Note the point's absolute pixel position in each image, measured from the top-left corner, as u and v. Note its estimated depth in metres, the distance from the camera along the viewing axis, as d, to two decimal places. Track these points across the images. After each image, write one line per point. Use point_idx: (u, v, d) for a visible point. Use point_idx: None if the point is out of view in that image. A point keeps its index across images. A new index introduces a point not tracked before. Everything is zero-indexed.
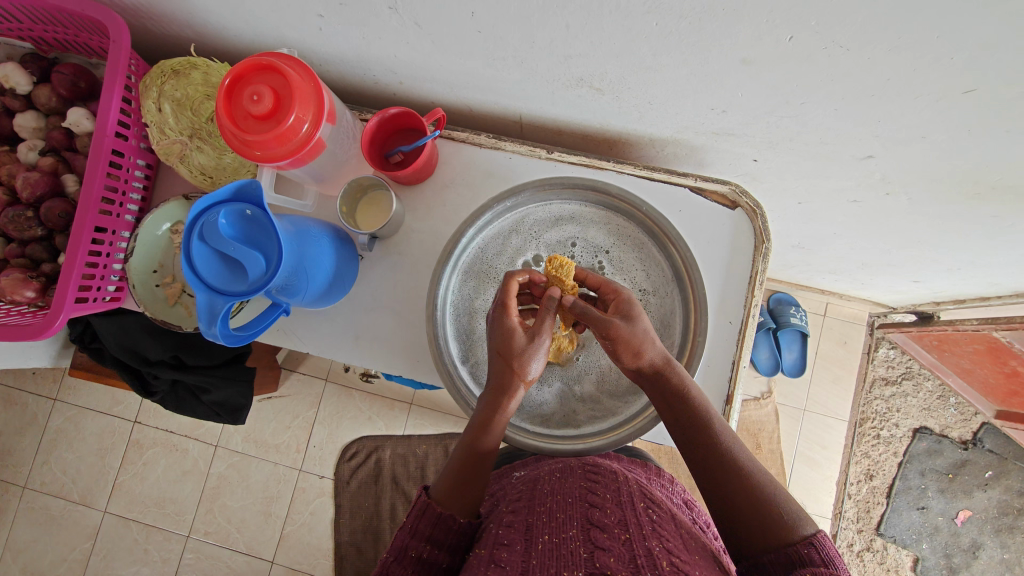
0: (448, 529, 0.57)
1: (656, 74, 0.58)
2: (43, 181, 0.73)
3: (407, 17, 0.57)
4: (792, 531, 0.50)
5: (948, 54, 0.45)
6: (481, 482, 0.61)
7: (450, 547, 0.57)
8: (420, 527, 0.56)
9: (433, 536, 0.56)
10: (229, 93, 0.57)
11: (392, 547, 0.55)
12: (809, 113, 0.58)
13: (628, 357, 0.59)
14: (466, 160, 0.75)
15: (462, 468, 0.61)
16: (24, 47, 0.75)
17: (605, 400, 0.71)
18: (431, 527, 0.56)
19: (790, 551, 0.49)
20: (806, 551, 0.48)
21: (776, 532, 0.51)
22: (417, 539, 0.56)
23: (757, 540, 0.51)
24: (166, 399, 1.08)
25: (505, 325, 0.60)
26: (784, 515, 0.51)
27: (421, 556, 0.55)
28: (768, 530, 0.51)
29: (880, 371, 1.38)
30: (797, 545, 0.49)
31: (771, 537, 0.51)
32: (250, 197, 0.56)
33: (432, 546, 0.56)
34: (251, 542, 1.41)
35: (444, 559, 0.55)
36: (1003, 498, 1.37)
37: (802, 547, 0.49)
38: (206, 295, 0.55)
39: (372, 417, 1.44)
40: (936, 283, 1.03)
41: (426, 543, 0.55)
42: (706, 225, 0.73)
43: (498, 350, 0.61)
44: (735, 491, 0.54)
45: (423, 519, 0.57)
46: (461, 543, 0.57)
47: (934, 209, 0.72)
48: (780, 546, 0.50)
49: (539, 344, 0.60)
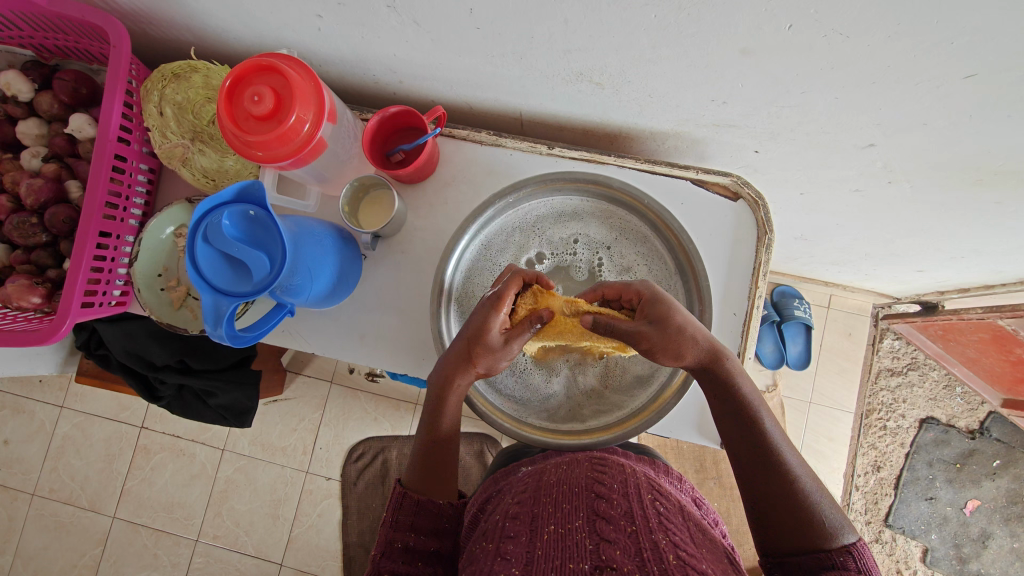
0: (428, 513, 0.58)
1: (657, 66, 0.58)
2: (46, 188, 0.74)
3: (405, 15, 0.58)
4: (829, 538, 0.50)
5: (947, 40, 0.45)
6: (446, 462, 0.63)
7: (436, 531, 0.58)
8: (400, 518, 0.57)
9: (417, 525, 0.57)
10: (229, 95, 0.57)
11: (379, 542, 0.56)
12: (810, 103, 0.58)
13: (668, 358, 0.58)
14: (467, 157, 0.75)
15: (423, 450, 0.63)
16: (24, 54, 0.75)
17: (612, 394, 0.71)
18: (413, 516, 0.57)
19: (823, 557, 0.49)
20: (841, 559, 0.48)
21: (808, 536, 0.51)
22: (400, 531, 0.56)
23: (789, 542, 0.51)
24: (172, 404, 1.08)
25: (488, 320, 0.59)
26: (820, 520, 0.51)
27: (408, 545, 0.55)
28: (800, 532, 0.51)
29: (885, 362, 1.38)
30: (833, 552, 0.49)
31: (802, 538, 0.51)
32: (253, 197, 0.56)
33: (417, 533, 0.56)
34: (260, 544, 1.41)
35: (431, 544, 0.56)
36: (1011, 487, 1.36)
37: (837, 555, 0.48)
38: (211, 297, 0.56)
39: (378, 418, 1.45)
40: (940, 272, 1.03)
41: (410, 532, 0.56)
42: (708, 217, 0.73)
43: (469, 337, 0.60)
44: (767, 483, 0.54)
45: (401, 510, 0.58)
46: (445, 526, 0.58)
47: (938, 197, 0.72)
48: (812, 551, 0.50)
49: (509, 350, 0.60)
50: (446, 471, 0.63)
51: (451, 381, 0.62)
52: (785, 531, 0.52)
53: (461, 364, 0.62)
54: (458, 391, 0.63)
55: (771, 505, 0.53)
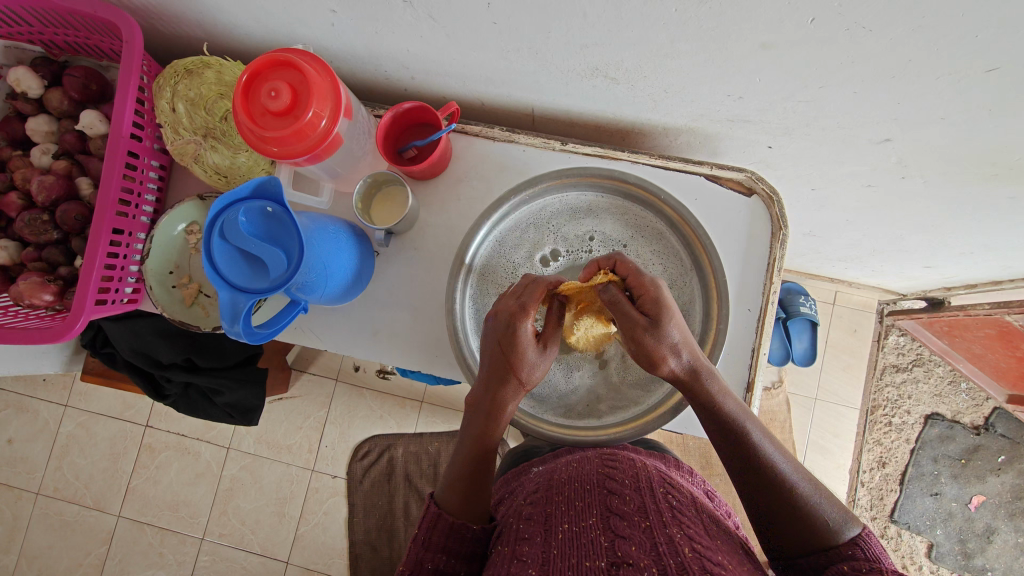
0: (461, 537, 0.57)
1: (674, 62, 0.58)
2: (58, 184, 0.74)
3: (421, 11, 0.57)
4: (834, 534, 0.50)
5: (972, 32, 0.45)
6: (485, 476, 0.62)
7: (467, 554, 0.57)
8: (433, 539, 0.56)
9: (448, 547, 0.56)
10: (246, 90, 0.57)
11: (407, 561, 0.56)
12: (828, 98, 0.58)
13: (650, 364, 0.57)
14: (480, 152, 0.75)
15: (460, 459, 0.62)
16: (34, 51, 0.74)
17: (609, 363, 0.71)
18: (444, 538, 0.56)
19: (833, 554, 0.49)
20: (850, 552, 0.49)
21: (809, 536, 0.51)
22: (431, 550, 0.56)
23: (796, 540, 0.52)
24: (179, 402, 1.08)
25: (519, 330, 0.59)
26: (820, 520, 0.51)
27: (438, 567, 0.55)
28: (806, 535, 0.51)
29: (890, 358, 1.38)
30: (843, 547, 0.49)
31: (807, 540, 0.51)
32: (270, 194, 0.56)
33: (449, 556, 0.56)
34: (266, 543, 1.41)
35: (460, 569, 0.55)
36: (1016, 482, 1.36)
37: (845, 548, 0.49)
38: (228, 294, 0.55)
39: (384, 416, 1.45)
40: (948, 268, 1.04)
41: (441, 554, 0.56)
42: (722, 214, 0.73)
43: (505, 352, 0.59)
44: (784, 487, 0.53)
45: (436, 530, 0.57)
46: (476, 550, 0.57)
47: (952, 192, 0.71)
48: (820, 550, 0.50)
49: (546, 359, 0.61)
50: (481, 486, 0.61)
51: (500, 406, 0.61)
52: (788, 536, 0.52)
53: (507, 380, 0.60)
54: (507, 416, 0.62)
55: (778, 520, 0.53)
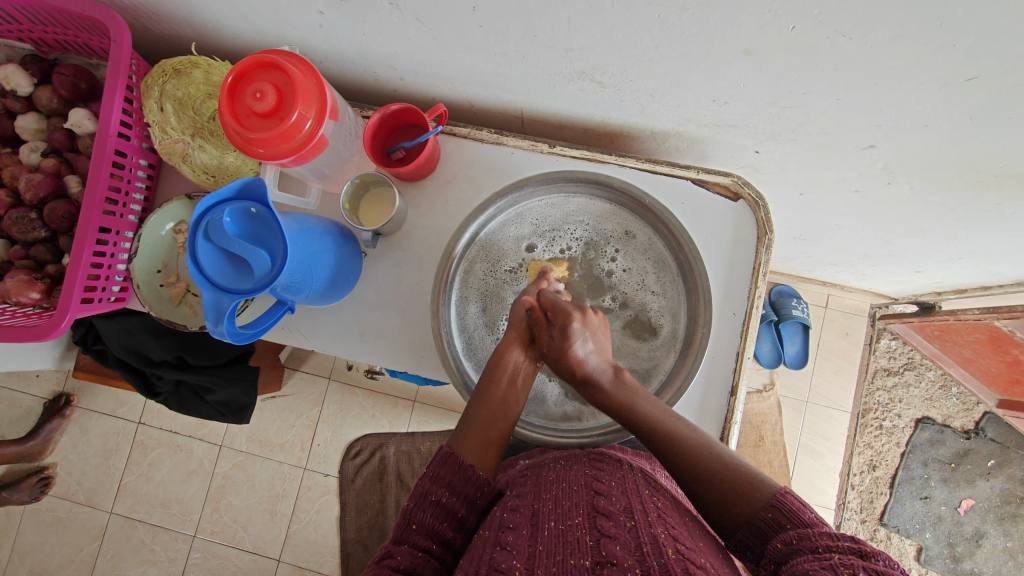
0: (466, 477, 0.56)
1: (658, 66, 0.58)
2: (46, 181, 0.74)
3: (407, 12, 0.57)
4: (758, 502, 0.51)
5: (951, 41, 0.45)
6: (494, 430, 0.62)
7: (469, 500, 0.56)
8: (441, 473, 0.56)
9: (454, 484, 0.56)
10: (232, 91, 0.57)
11: (413, 493, 0.55)
12: (813, 103, 0.58)
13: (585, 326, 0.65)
14: (468, 154, 0.75)
15: (470, 408, 0.63)
16: (23, 48, 0.75)
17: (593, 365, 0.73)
18: (452, 474, 0.56)
19: (759, 519, 0.51)
20: (771, 515, 0.50)
21: (742, 505, 0.52)
22: (438, 484, 0.55)
23: (738, 514, 0.52)
24: (170, 400, 1.08)
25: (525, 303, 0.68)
26: (751, 487, 0.53)
27: (442, 501, 0.55)
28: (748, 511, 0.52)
29: (882, 362, 1.39)
30: (765, 513, 0.50)
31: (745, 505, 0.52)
32: (256, 194, 0.55)
33: (453, 493, 0.55)
34: (257, 541, 1.41)
35: (461, 509, 0.55)
36: (1005, 487, 1.37)
37: (766, 512, 0.50)
38: (212, 294, 0.55)
39: (377, 414, 1.45)
40: (938, 273, 1.04)
41: (446, 490, 0.55)
42: (708, 217, 0.73)
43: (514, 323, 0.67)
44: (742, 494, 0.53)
45: (446, 466, 0.57)
46: (478, 499, 0.57)
47: (940, 198, 0.72)
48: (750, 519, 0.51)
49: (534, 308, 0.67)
50: (492, 433, 0.61)
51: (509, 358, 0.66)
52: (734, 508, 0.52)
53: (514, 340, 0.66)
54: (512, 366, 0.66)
55: (728, 506, 0.53)
